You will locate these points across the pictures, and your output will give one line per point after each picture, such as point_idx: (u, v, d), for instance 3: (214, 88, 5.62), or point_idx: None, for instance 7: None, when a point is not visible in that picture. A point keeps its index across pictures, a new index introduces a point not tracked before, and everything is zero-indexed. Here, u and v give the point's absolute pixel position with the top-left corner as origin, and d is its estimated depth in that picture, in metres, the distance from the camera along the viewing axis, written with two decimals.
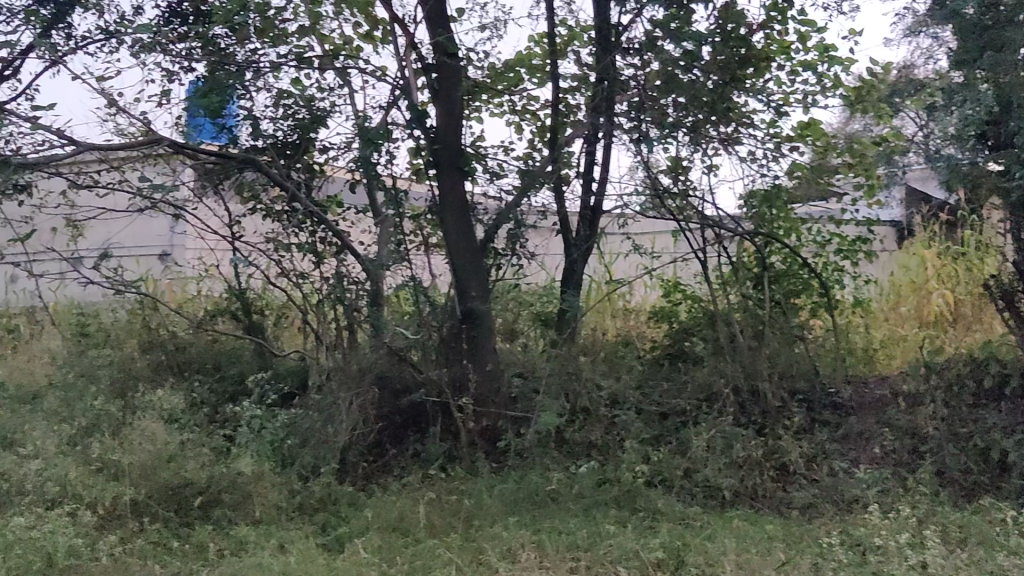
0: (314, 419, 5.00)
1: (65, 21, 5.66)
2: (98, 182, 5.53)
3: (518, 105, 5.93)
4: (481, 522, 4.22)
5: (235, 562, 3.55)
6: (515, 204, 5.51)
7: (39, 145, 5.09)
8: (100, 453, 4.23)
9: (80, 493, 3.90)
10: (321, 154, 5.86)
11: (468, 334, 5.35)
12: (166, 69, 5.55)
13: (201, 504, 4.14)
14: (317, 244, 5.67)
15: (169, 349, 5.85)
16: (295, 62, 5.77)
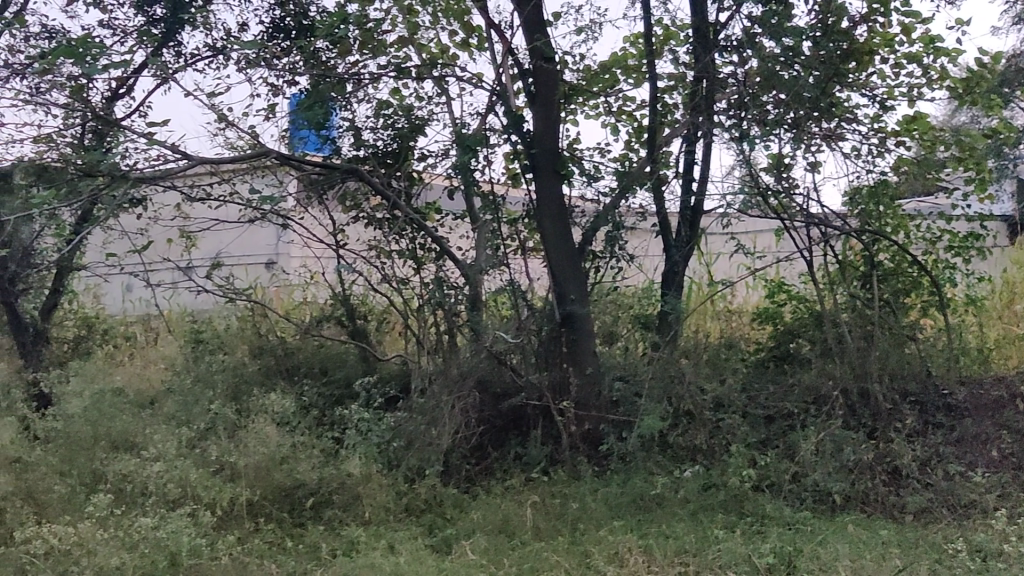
0: (419, 422, 5.05)
1: (175, 40, 5.90)
2: (210, 195, 5.69)
3: (615, 107, 5.91)
4: (587, 526, 4.21)
5: (346, 562, 3.61)
6: (614, 206, 5.49)
7: (154, 159, 5.30)
8: (217, 454, 4.36)
9: (199, 492, 4.00)
10: (421, 161, 5.93)
11: (567, 337, 5.38)
12: (271, 84, 5.71)
13: (313, 505, 4.25)
14: (417, 249, 5.85)
15: (278, 354, 6.00)
16: (395, 73, 5.88)
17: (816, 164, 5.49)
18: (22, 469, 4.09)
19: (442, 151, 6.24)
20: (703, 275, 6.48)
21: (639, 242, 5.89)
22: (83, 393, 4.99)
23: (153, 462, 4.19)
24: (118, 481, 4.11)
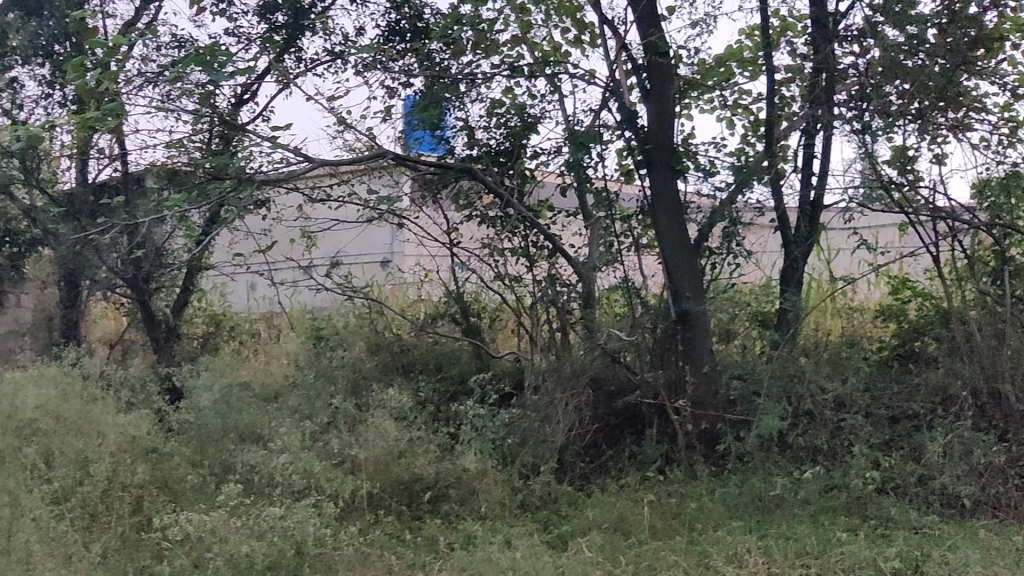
0: (534, 419, 5.07)
1: (296, 45, 6.08)
2: (329, 196, 5.84)
3: (730, 101, 5.83)
4: (704, 525, 4.17)
5: (465, 555, 3.67)
6: (730, 202, 5.40)
7: (277, 162, 5.46)
8: (339, 447, 4.47)
9: (323, 484, 4.12)
10: (533, 159, 5.96)
11: (683, 335, 5.33)
12: (387, 86, 5.82)
13: (430, 499, 4.33)
14: (530, 248, 5.86)
15: (395, 351, 6.12)
16: (508, 72, 5.93)
17: (941, 156, 5.30)
18: (158, 457, 4.26)
19: (555, 148, 6.25)
20: (823, 271, 6.31)
21: (756, 238, 5.79)
22: (212, 386, 5.17)
23: (279, 453, 4.31)
24: (246, 471, 4.25)
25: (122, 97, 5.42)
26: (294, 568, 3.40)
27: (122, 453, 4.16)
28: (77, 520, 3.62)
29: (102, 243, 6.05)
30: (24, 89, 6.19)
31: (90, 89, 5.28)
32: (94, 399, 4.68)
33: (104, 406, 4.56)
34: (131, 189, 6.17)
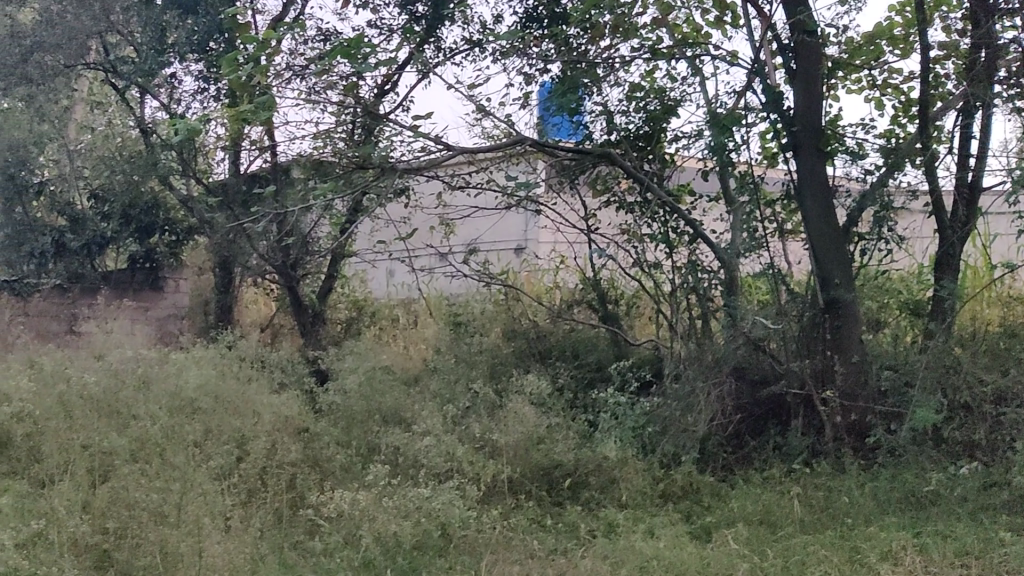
0: (675, 408, 4.99)
1: (436, 35, 6.16)
2: (469, 183, 5.89)
3: (879, 79, 5.57)
4: (854, 521, 4.02)
5: (608, 543, 3.64)
6: (881, 184, 5.19)
7: (419, 151, 5.54)
8: (481, 430, 4.41)
9: (463, 467, 4.11)
10: (673, 143, 5.86)
11: (832, 325, 5.10)
12: (525, 73, 5.82)
13: (570, 485, 4.31)
14: (670, 234, 5.72)
15: (532, 337, 6.09)
16: (648, 55, 5.84)
17: None
18: (309, 437, 4.38)
19: (695, 132, 6.14)
20: (979, 257, 6.02)
21: (908, 222, 5.62)
22: (358, 369, 5.29)
23: (423, 435, 4.35)
24: (391, 453, 4.32)
25: (272, 90, 5.59)
26: (441, 548, 3.44)
27: (274, 432, 4.29)
28: (237, 490, 3.73)
29: (253, 231, 6.27)
30: (181, 85, 6.45)
31: (242, 84, 5.46)
32: (248, 380, 4.85)
33: (256, 387, 4.71)
34: (280, 178, 6.35)
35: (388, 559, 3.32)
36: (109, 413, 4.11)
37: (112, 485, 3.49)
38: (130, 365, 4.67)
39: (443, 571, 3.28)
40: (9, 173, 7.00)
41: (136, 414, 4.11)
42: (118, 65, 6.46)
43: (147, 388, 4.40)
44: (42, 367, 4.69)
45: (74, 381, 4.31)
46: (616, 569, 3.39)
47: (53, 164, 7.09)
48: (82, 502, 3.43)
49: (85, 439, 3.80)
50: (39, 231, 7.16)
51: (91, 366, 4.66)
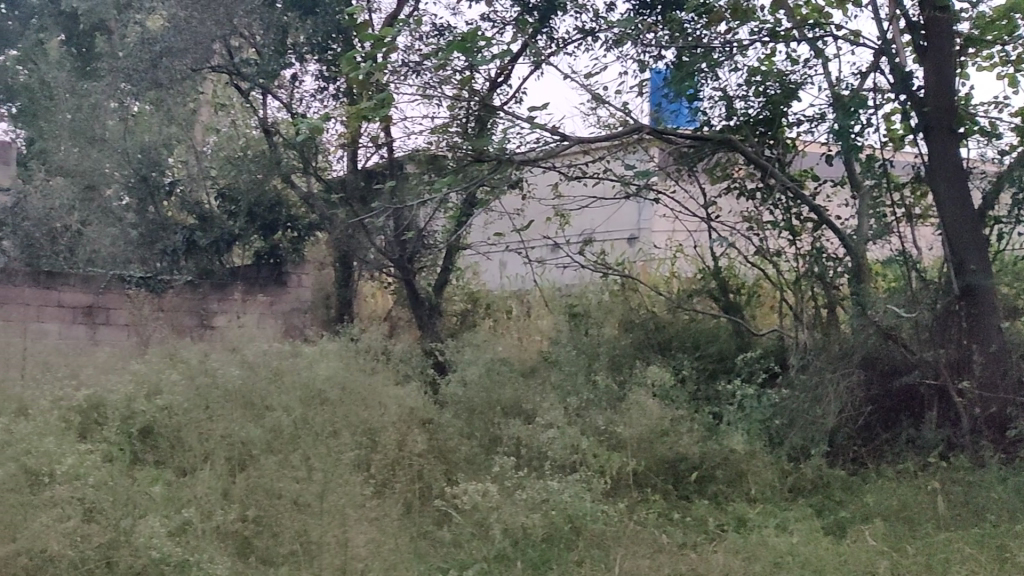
0: (802, 399, 4.86)
1: (549, 25, 6.14)
2: (586, 173, 5.86)
3: (1015, 55, 5.31)
4: (1000, 518, 3.84)
5: (739, 538, 3.58)
6: (1019, 164, 4.94)
7: (535, 143, 5.52)
8: (605, 423, 4.36)
9: (587, 458, 4.09)
10: (794, 129, 5.71)
11: (967, 313, 4.86)
12: (640, 60, 5.75)
13: (697, 479, 4.26)
14: (794, 220, 5.60)
15: (650, 328, 5.93)
16: (767, 38, 5.69)
17: None
18: (434, 429, 4.42)
19: (818, 115, 5.96)
20: None
21: None
22: (477, 360, 5.31)
23: (546, 426, 4.32)
24: (514, 445, 4.31)
25: (390, 87, 5.66)
26: (573, 541, 3.42)
27: (400, 423, 4.33)
28: (368, 481, 3.79)
29: (371, 225, 6.35)
30: (301, 84, 6.63)
31: (362, 82, 5.53)
32: (372, 372, 4.90)
33: (380, 378, 4.77)
34: (397, 173, 6.42)
35: (520, 551, 3.33)
36: (243, 402, 4.22)
37: (251, 475, 3.58)
38: (260, 357, 4.78)
39: (574, 564, 3.27)
40: (143, 175, 7.21)
41: (269, 405, 4.22)
42: (243, 67, 6.62)
43: (276, 379, 4.49)
44: (178, 362, 4.83)
45: (210, 371, 4.45)
46: (749, 563, 3.31)
47: (181, 166, 7.28)
48: (222, 490, 3.52)
49: (224, 427, 3.89)
50: (171, 230, 7.29)
51: (223, 358, 4.79)
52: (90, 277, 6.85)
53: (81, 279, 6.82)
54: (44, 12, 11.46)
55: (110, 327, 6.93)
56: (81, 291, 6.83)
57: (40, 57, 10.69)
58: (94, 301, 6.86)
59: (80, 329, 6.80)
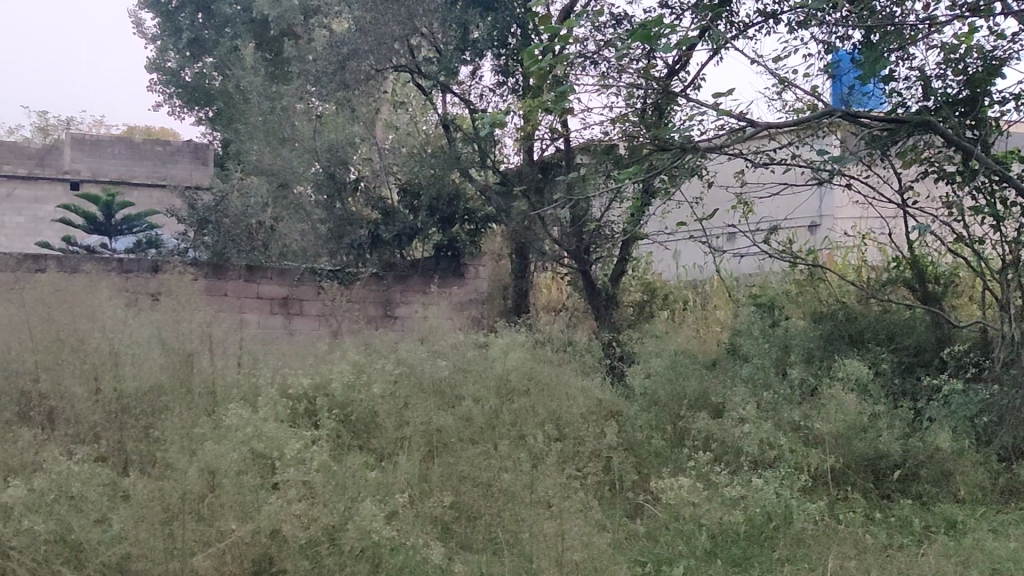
0: (1013, 395, 4.57)
1: (730, 9, 5.99)
2: (772, 160, 5.66)
3: None
4: None
5: (950, 541, 3.41)
6: None
7: (719, 129, 5.34)
8: (801, 416, 4.24)
9: (784, 453, 3.96)
10: (998, 107, 5.35)
11: None
12: (827, 42, 5.52)
13: (900, 478, 4.07)
14: (999, 205, 5.24)
15: (840, 320, 5.57)
16: (967, 13, 5.36)
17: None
18: (622, 421, 4.40)
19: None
20: None
21: None
22: (662, 350, 5.23)
23: (737, 422, 4.21)
24: (702, 438, 4.26)
25: (570, 79, 5.64)
26: (774, 539, 3.34)
27: (589, 415, 4.31)
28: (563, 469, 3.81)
29: (546, 216, 6.35)
30: (480, 80, 6.73)
31: (544, 75, 5.48)
32: (558, 363, 4.87)
33: (566, 369, 4.75)
34: (573, 164, 6.46)
35: (721, 549, 3.27)
36: (436, 392, 4.31)
37: (448, 464, 3.67)
38: (451, 349, 4.85)
39: (779, 563, 3.18)
40: (330, 173, 7.41)
41: (459, 394, 4.32)
42: (425, 65, 6.80)
43: (466, 370, 4.56)
44: (374, 352, 4.96)
45: (403, 360, 4.57)
46: (965, 568, 3.15)
47: (365, 164, 7.39)
48: (421, 476, 3.62)
49: (421, 414, 4.00)
50: (357, 225, 7.39)
51: (414, 347, 4.93)
52: (285, 270, 7.01)
53: (278, 272, 6.98)
54: (238, 21, 12.10)
55: (304, 317, 7.12)
56: (277, 283, 6.99)
57: (237, 62, 11.32)
58: (290, 293, 7.03)
59: (277, 320, 7.00)
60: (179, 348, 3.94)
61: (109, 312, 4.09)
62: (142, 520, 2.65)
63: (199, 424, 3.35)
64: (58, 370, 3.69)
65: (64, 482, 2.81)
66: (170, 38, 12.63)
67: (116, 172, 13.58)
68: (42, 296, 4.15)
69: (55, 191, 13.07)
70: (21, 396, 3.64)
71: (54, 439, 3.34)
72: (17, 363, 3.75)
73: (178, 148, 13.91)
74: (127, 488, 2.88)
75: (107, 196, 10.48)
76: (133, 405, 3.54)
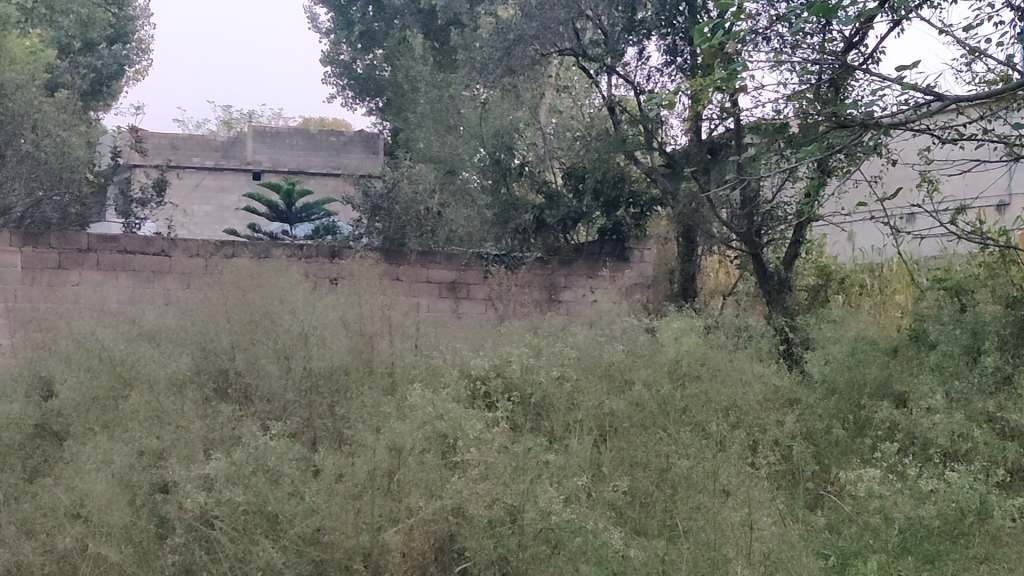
0: None
1: None
2: (962, 136, 5.27)
3: None
4: None
5: None
6: None
7: (901, 104, 5.01)
8: (995, 407, 3.98)
9: (978, 446, 3.72)
10: None
11: None
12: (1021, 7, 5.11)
13: None
14: None
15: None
16: None
17: None
18: (800, 410, 4.26)
19: None
20: None
21: None
22: (842, 336, 5.01)
23: (925, 413, 4.00)
24: (886, 428, 4.08)
25: (742, 55, 5.44)
26: (970, 536, 3.15)
27: (765, 402, 4.19)
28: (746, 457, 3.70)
29: (716, 197, 6.17)
30: (646, 60, 6.65)
31: (715, 52, 5.27)
32: (731, 348, 4.72)
33: (741, 355, 4.61)
34: (743, 144, 6.28)
35: (912, 545, 3.12)
36: (605, 375, 4.30)
37: (622, 450, 3.68)
38: (621, 334, 4.80)
39: (974, 561, 3.01)
40: (496, 158, 7.40)
41: (630, 378, 4.29)
42: (591, 48, 6.76)
43: (638, 355, 4.51)
44: (544, 335, 4.98)
45: (574, 345, 4.56)
46: None
47: (531, 148, 7.41)
48: (593, 463, 3.60)
49: (593, 398, 4.00)
50: (522, 209, 7.33)
51: (585, 330, 4.91)
52: (453, 254, 7.03)
53: (446, 257, 7.00)
54: (407, 12, 12.40)
55: (471, 301, 7.13)
56: (445, 268, 7.02)
57: (406, 53, 11.59)
58: (457, 277, 7.05)
59: (445, 303, 7.03)
60: (361, 330, 4.12)
61: (297, 295, 4.29)
62: (334, 497, 2.79)
63: (383, 404, 3.47)
64: (252, 350, 3.89)
65: (259, 455, 2.96)
66: (342, 32, 13.09)
67: (295, 162, 14.17)
68: (237, 279, 4.38)
69: (240, 180, 13.77)
70: (219, 373, 3.87)
71: (249, 413, 3.53)
72: (215, 343, 3.98)
73: (351, 138, 14.42)
74: (318, 463, 3.03)
75: (287, 183, 10.94)
76: (319, 383, 3.71)
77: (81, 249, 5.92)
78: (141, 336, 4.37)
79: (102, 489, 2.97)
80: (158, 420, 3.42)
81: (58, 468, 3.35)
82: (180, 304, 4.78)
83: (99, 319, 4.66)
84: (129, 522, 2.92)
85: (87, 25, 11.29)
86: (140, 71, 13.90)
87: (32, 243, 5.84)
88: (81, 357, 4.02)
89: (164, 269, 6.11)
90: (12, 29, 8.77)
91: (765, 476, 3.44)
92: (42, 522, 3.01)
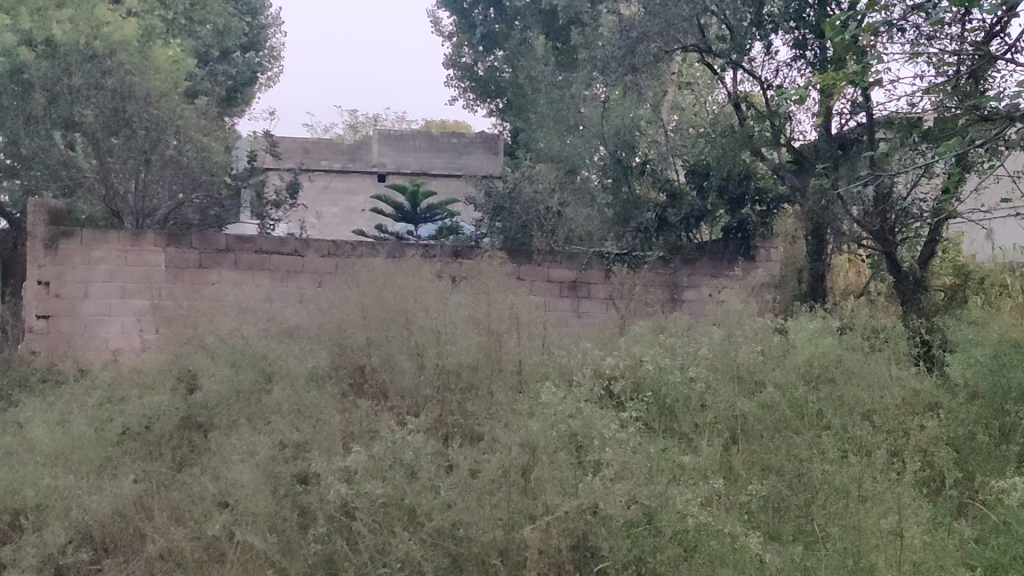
0: None
1: None
2: None
3: None
4: None
5: None
6: None
7: None
8: None
9: None
10: None
11: None
12: None
13: None
14: None
15: None
16: None
17: None
18: (941, 416, 4.11)
19: None
20: None
21: None
22: (985, 337, 4.78)
23: None
24: None
25: (875, 46, 5.27)
26: None
27: (903, 406, 4.06)
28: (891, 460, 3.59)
29: (849, 194, 5.98)
30: (774, 55, 6.50)
31: (847, 46, 5.11)
32: (865, 350, 4.57)
33: (877, 357, 4.46)
34: (875, 139, 6.06)
35: None
36: (735, 376, 4.24)
37: (753, 453, 3.65)
38: (750, 335, 4.72)
39: None
40: (618, 157, 7.32)
41: (760, 380, 4.22)
42: (716, 44, 6.67)
43: (769, 358, 4.42)
44: (672, 334, 4.93)
45: (704, 345, 4.50)
46: None
47: (653, 146, 7.35)
48: (723, 466, 3.59)
49: (723, 398, 3.95)
50: (643, 208, 7.28)
51: (715, 331, 4.83)
52: (574, 253, 7.03)
53: (567, 256, 7.01)
54: (528, 14, 12.48)
55: (592, 300, 7.10)
56: (567, 267, 7.02)
57: (528, 54, 11.62)
58: (578, 276, 7.05)
59: (566, 302, 7.03)
60: (490, 327, 4.17)
61: (429, 293, 4.40)
62: (470, 491, 2.85)
63: (513, 403, 3.51)
64: (387, 345, 4.04)
65: (397, 450, 3.06)
66: (466, 35, 13.32)
67: (418, 164, 14.45)
68: (374, 278, 4.54)
69: (366, 182, 14.13)
70: (356, 368, 4.03)
71: (384, 410, 3.63)
72: (351, 339, 4.16)
73: (472, 139, 14.58)
74: (452, 458, 3.09)
75: (413, 185, 11.13)
76: (451, 380, 3.77)
77: (219, 249, 6.19)
78: (280, 332, 4.54)
79: (247, 478, 3.10)
80: (298, 414, 3.55)
81: (205, 458, 3.51)
82: (315, 302, 4.94)
83: (240, 314, 4.86)
84: (272, 511, 3.03)
85: (224, 34, 11.94)
86: (271, 78, 14.39)
87: (175, 243, 6.15)
88: (224, 353, 4.21)
89: (297, 268, 6.31)
90: (157, 41, 9.19)
91: (910, 482, 3.32)
92: (190, 509, 3.18)
